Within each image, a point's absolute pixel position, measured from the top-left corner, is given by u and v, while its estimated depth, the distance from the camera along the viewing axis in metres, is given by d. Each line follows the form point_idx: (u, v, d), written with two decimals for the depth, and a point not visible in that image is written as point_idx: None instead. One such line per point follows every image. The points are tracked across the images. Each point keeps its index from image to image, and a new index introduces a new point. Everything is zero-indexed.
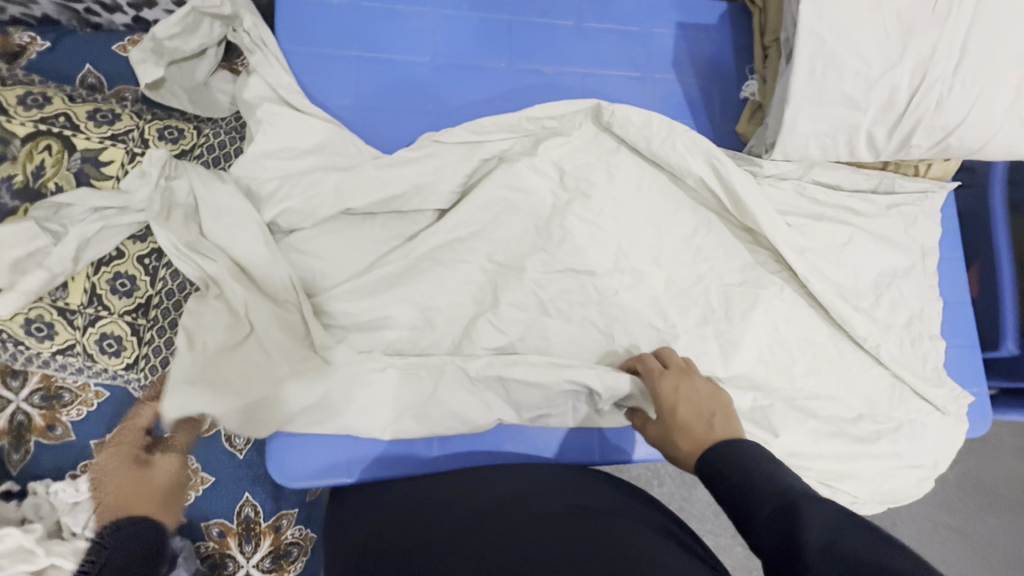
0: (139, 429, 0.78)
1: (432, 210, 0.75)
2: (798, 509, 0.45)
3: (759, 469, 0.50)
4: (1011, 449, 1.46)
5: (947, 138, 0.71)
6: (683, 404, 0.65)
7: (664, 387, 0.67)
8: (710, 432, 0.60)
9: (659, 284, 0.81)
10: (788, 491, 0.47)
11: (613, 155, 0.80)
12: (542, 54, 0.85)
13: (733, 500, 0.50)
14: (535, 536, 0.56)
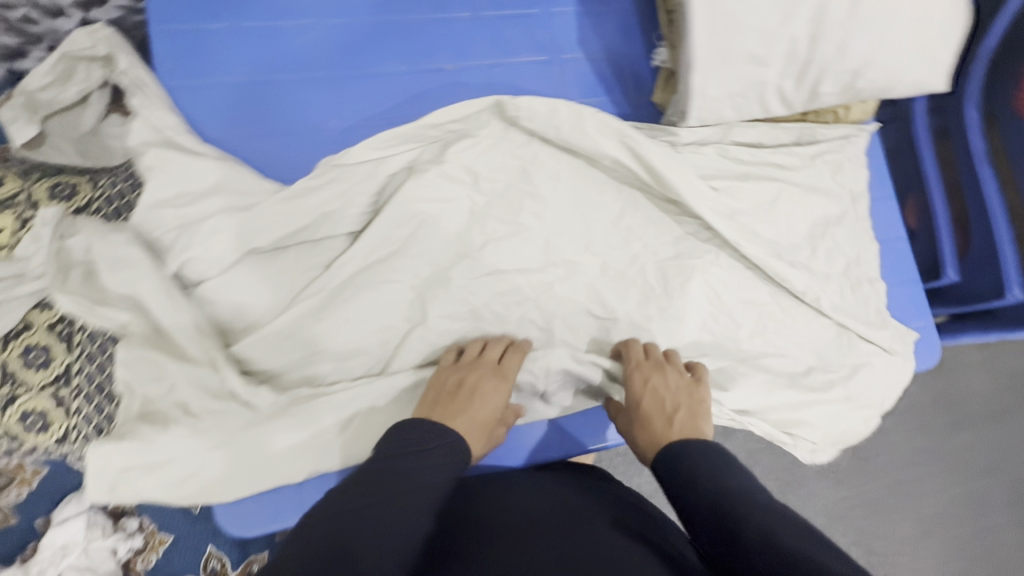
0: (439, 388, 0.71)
1: (347, 235, 0.73)
2: (737, 508, 0.52)
3: (709, 470, 0.58)
4: (979, 365, 1.51)
5: (855, 82, 0.70)
6: (651, 400, 0.72)
7: (636, 381, 0.74)
8: (669, 431, 0.68)
9: (594, 270, 0.81)
10: (732, 493, 0.54)
11: (525, 149, 0.78)
12: (445, 50, 0.82)
13: (686, 497, 0.57)
14: (511, 549, 0.55)
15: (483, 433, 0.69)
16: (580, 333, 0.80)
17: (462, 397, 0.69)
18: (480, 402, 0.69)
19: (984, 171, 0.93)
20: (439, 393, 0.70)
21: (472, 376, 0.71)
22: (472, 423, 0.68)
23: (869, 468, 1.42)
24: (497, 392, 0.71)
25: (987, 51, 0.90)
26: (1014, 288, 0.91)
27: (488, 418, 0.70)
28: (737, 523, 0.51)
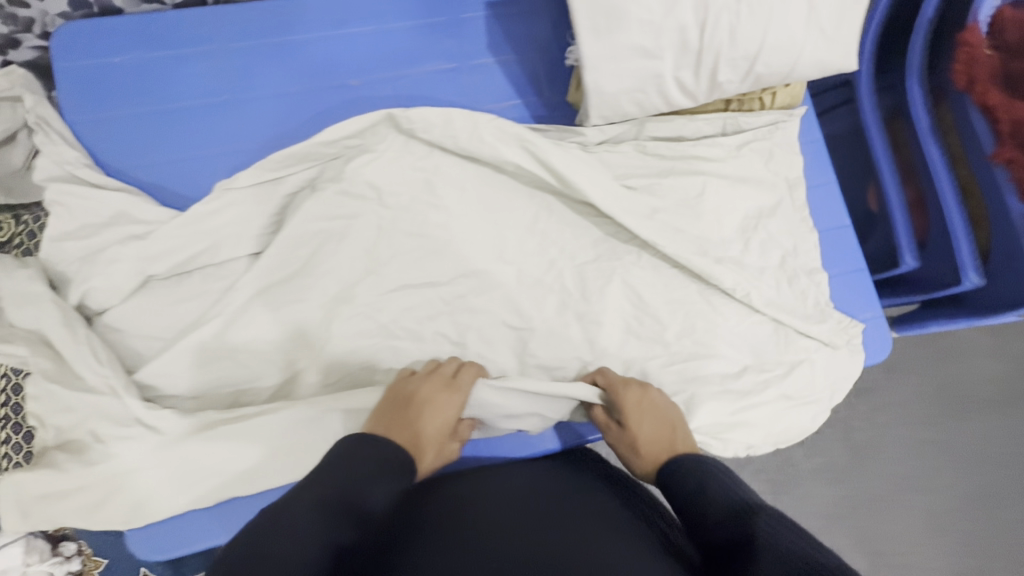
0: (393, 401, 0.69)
1: (247, 256, 0.72)
2: (753, 515, 0.53)
3: (722, 483, 0.59)
4: (982, 351, 1.41)
5: (754, 67, 0.66)
6: (647, 419, 0.72)
7: (631, 401, 0.73)
8: (676, 449, 0.69)
9: (509, 278, 0.80)
10: (747, 504, 0.55)
11: (428, 160, 0.77)
12: (347, 65, 0.82)
13: (698, 503, 0.58)
14: (522, 528, 0.57)
15: (431, 447, 0.67)
16: (494, 342, 0.79)
17: (411, 406, 0.67)
18: (431, 413, 0.67)
19: (931, 148, 0.84)
20: (391, 402, 0.68)
21: (424, 388, 0.69)
22: (421, 435, 0.66)
23: (871, 466, 1.34)
24: (448, 405, 0.69)
25: (925, 21, 0.82)
26: (969, 273, 0.83)
27: (438, 431, 0.68)
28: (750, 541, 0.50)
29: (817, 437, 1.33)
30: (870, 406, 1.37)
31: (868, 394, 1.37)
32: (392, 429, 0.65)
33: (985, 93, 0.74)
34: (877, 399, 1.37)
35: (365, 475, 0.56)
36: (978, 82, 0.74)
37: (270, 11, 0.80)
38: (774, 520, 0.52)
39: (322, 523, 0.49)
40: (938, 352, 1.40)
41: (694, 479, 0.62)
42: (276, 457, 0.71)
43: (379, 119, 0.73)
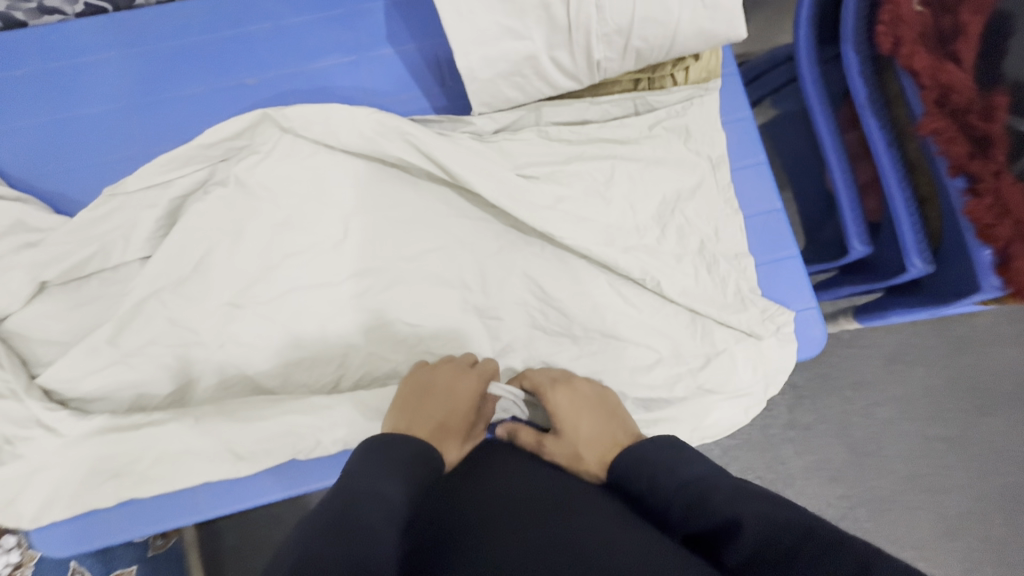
0: (412, 395, 0.66)
1: (138, 259, 0.73)
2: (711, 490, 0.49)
3: (671, 465, 0.54)
4: (994, 337, 1.28)
5: (631, 42, 0.62)
6: (585, 416, 0.67)
7: (560, 402, 0.69)
8: (617, 436, 0.65)
9: (409, 273, 0.77)
10: (702, 481, 0.50)
11: (314, 159, 0.75)
12: (243, 64, 0.81)
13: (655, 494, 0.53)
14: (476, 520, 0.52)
15: (456, 437, 0.64)
16: (396, 343, 0.76)
17: (431, 397, 0.65)
18: (451, 404, 0.65)
19: (869, 121, 0.75)
20: (409, 396, 0.65)
21: (441, 378, 0.67)
22: (443, 425, 0.63)
23: (869, 463, 1.24)
24: (472, 386, 0.68)
25: None
26: (915, 259, 0.74)
27: (460, 422, 0.65)
28: (727, 522, 0.45)
29: (810, 432, 1.23)
30: (870, 400, 1.26)
31: (867, 389, 1.26)
32: (414, 421, 0.61)
33: (909, 55, 0.65)
34: (877, 393, 1.26)
35: (369, 474, 0.50)
36: (903, 44, 0.65)
37: (164, 15, 0.80)
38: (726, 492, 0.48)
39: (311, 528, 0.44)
40: (940, 340, 1.28)
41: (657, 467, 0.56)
42: (163, 466, 0.68)
43: (258, 118, 0.73)
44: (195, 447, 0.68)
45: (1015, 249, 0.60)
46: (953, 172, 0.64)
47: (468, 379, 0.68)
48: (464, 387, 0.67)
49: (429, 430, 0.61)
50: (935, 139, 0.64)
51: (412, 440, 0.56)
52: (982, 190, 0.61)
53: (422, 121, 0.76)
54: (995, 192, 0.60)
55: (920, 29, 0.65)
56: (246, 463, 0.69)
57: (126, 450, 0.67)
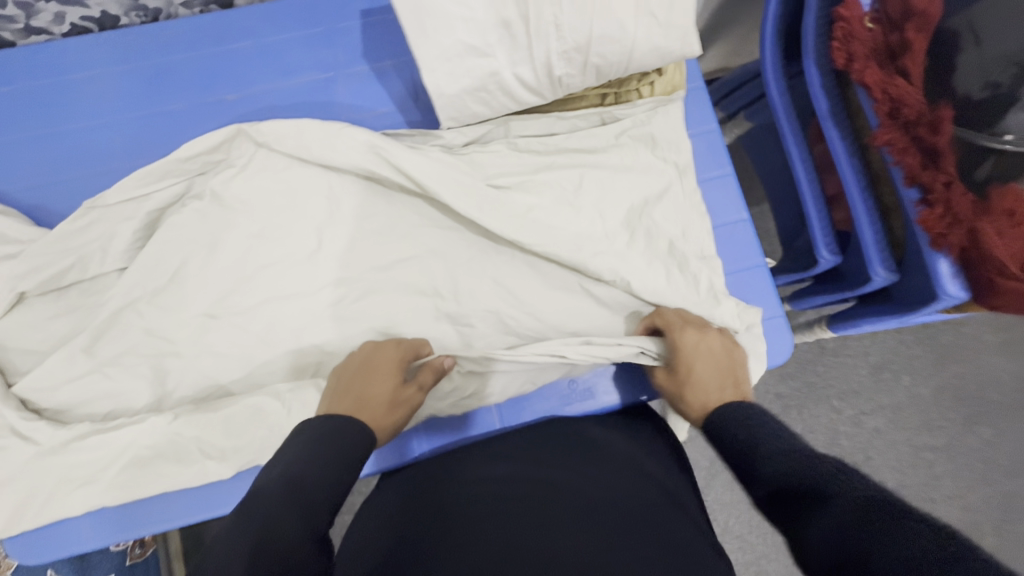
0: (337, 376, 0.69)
1: (115, 270, 0.75)
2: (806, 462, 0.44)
3: (770, 437, 0.50)
4: (982, 347, 1.27)
5: (589, 59, 0.64)
6: (704, 364, 0.67)
7: (688, 342, 0.69)
8: (727, 391, 0.64)
9: (383, 282, 0.78)
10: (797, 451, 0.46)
11: (288, 173, 0.77)
12: (223, 81, 0.83)
13: (745, 466, 0.49)
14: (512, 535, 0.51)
15: (381, 409, 0.64)
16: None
17: (354, 375, 0.66)
18: (368, 379, 0.66)
19: (831, 134, 0.76)
20: (334, 383, 0.67)
21: (361, 359, 0.69)
22: (363, 398, 0.63)
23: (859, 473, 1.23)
24: (386, 352, 0.69)
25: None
26: (878, 268, 0.75)
27: (381, 392, 0.65)
28: (813, 491, 0.41)
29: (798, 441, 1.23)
30: (858, 410, 1.26)
31: (856, 398, 1.26)
32: (334, 400, 0.63)
33: (861, 71, 0.69)
34: (865, 402, 1.26)
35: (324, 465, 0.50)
36: (855, 61, 0.70)
37: (146, 34, 0.83)
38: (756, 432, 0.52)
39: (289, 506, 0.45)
40: (926, 350, 1.28)
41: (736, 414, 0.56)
42: (137, 470, 0.70)
43: (233, 134, 0.75)
44: (171, 453, 0.70)
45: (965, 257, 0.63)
46: (908, 182, 0.67)
47: (384, 347, 0.70)
48: (382, 355, 0.69)
49: (349, 406, 0.62)
50: (890, 149, 0.67)
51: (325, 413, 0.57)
52: (933, 199, 0.65)
53: (393, 136, 0.78)
54: (945, 203, 0.63)
55: (871, 46, 0.69)
56: (217, 468, 0.71)
57: (102, 456, 0.69)
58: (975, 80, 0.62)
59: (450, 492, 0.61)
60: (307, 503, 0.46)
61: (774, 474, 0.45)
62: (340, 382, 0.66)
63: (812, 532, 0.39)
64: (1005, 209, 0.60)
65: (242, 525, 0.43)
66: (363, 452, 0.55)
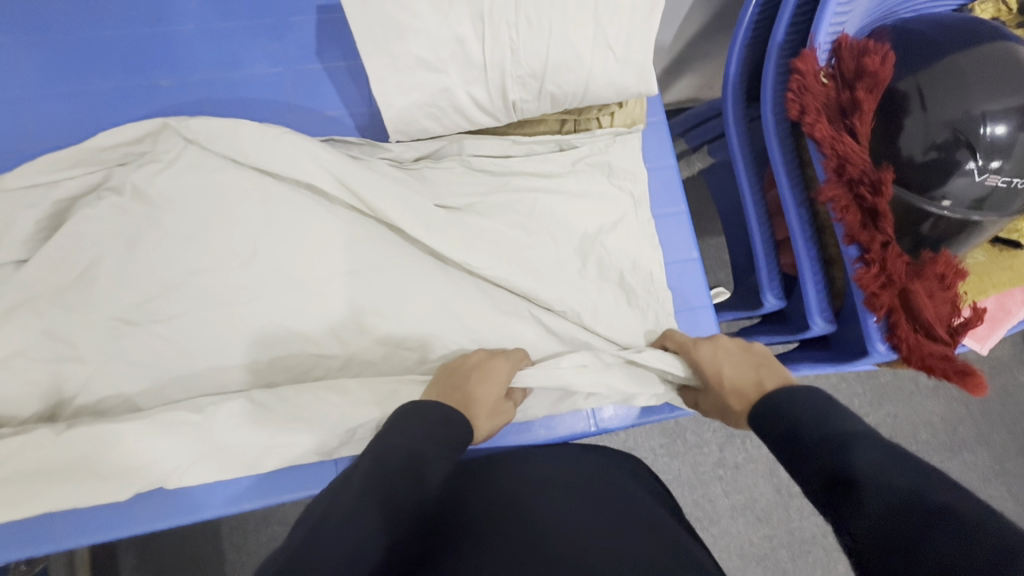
0: (449, 366, 0.67)
1: (11, 262, 0.68)
2: (853, 446, 0.43)
3: (815, 418, 0.49)
4: (917, 390, 1.32)
5: (545, 87, 0.62)
6: (729, 367, 0.65)
7: (702, 356, 0.68)
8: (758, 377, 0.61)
9: (318, 294, 0.73)
10: (843, 435, 0.45)
11: (220, 174, 0.71)
12: (158, 66, 0.78)
13: (790, 449, 0.49)
14: (556, 523, 0.53)
15: (484, 410, 0.63)
16: (301, 370, 0.72)
17: (463, 372, 0.65)
18: (478, 378, 0.65)
19: (782, 182, 0.76)
20: (441, 374, 0.66)
21: (473, 359, 0.67)
22: (470, 396, 0.63)
23: (796, 504, 1.25)
24: (501, 370, 0.66)
25: (774, 48, 0.74)
26: (816, 318, 0.76)
27: (488, 393, 0.64)
28: (852, 484, 0.41)
29: (739, 472, 1.24)
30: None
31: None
32: (443, 391, 0.62)
33: (812, 124, 0.67)
34: None
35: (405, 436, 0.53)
36: (807, 113, 0.68)
37: (73, 4, 0.77)
38: (806, 411, 0.50)
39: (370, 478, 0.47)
40: (867, 389, 1.31)
41: (780, 397, 0.54)
42: (13, 488, 0.62)
43: (160, 128, 0.72)
44: (54, 471, 0.63)
45: (897, 317, 0.64)
46: (848, 240, 0.67)
47: (500, 359, 0.67)
48: (498, 368, 0.66)
49: (457, 400, 0.62)
50: (833, 206, 0.67)
51: (426, 407, 0.57)
52: (870, 258, 0.65)
53: (340, 147, 0.75)
54: (881, 262, 0.64)
55: (823, 101, 0.69)
56: (111, 489, 0.64)
57: None
58: (918, 142, 0.63)
59: (483, 487, 0.61)
60: (383, 494, 0.47)
61: (817, 467, 0.45)
62: (451, 376, 0.65)
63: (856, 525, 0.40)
64: (937, 272, 0.63)
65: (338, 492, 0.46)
66: (439, 434, 0.55)
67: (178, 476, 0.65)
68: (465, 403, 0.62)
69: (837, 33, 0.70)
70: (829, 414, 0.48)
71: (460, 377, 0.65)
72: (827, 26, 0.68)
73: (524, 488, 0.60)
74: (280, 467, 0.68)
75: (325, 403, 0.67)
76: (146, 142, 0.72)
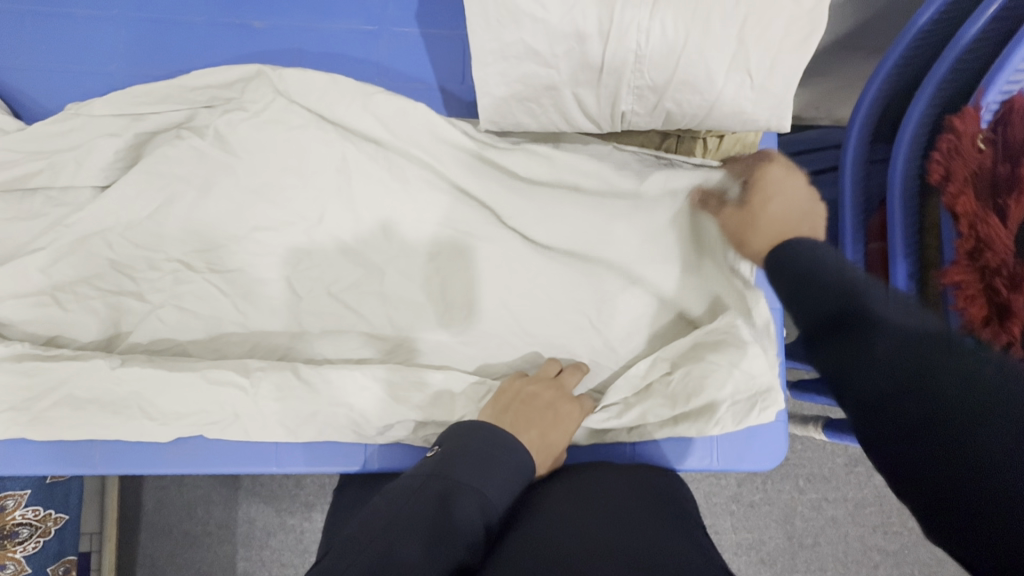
0: (523, 395, 0.63)
1: (91, 190, 0.68)
2: (817, 283, 0.44)
3: (839, 277, 0.44)
4: None
5: (663, 102, 0.59)
6: (778, 191, 0.57)
7: (764, 175, 0.60)
8: (806, 226, 0.54)
9: (376, 271, 0.70)
10: (835, 275, 0.44)
11: (300, 131, 0.69)
12: (252, 6, 0.75)
13: (802, 276, 0.46)
14: (619, 539, 0.51)
15: (550, 455, 0.62)
16: (345, 345, 0.69)
17: (538, 408, 0.62)
18: (553, 423, 0.62)
19: (896, 236, 0.65)
20: (513, 398, 0.63)
21: (548, 393, 0.63)
22: (543, 439, 0.61)
23: (824, 552, 1.10)
24: (572, 417, 0.64)
25: (928, 88, 0.63)
26: None
27: (559, 440, 0.62)
28: (844, 314, 0.41)
29: (753, 511, 1.10)
30: (821, 495, 1.11)
31: (822, 483, 1.11)
32: (516, 425, 0.60)
33: (955, 195, 0.60)
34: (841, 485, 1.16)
35: (440, 463, 0.52)
36: (951, 181, 0.61)
37: None
38: (851, 283, 0.43)
39: (403, 509, 0.47)
40: None
41: (800, 252, 0.49)
42: (65, 410, 0.64)
43: (254, 75, 0.69)
44: (102, 403, 0.64)
45: None
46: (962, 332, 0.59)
47: (575, 406, 0.64)
48: (570, 416, 0.64)
49: (530, 439, 0.60)
50: (956, 291, 0.60)
51: (487, 431, 0.56)
52: None
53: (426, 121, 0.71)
54: None
55: (975, 170, 0.61)
56: (154, 431, 0.65)
57: (28, 389, 0.63)
58: None
59: (541, 500, 0.58)
60: (421, 524, 0.47)
61: (817, 303, 0.43)
62: (525, 412, 0.61)
63: (802, 320, 0.45)
64: None
65: (379, 519, 0.47)
66: (483, 446, 0.55)
67: (217, 430, 0.65)
68: (538, 449, 0.61)
69: (1011, 91, 0.60)
70: (842, 274, 0.44)
71: (535, 414, 0.61)
72: (1002, 82, 0.58)
73: (586, 504, 0.58)
74: (310, 436, 0.67)
75: (368, 385, 0.65)
76: (240, 87, 0.70)
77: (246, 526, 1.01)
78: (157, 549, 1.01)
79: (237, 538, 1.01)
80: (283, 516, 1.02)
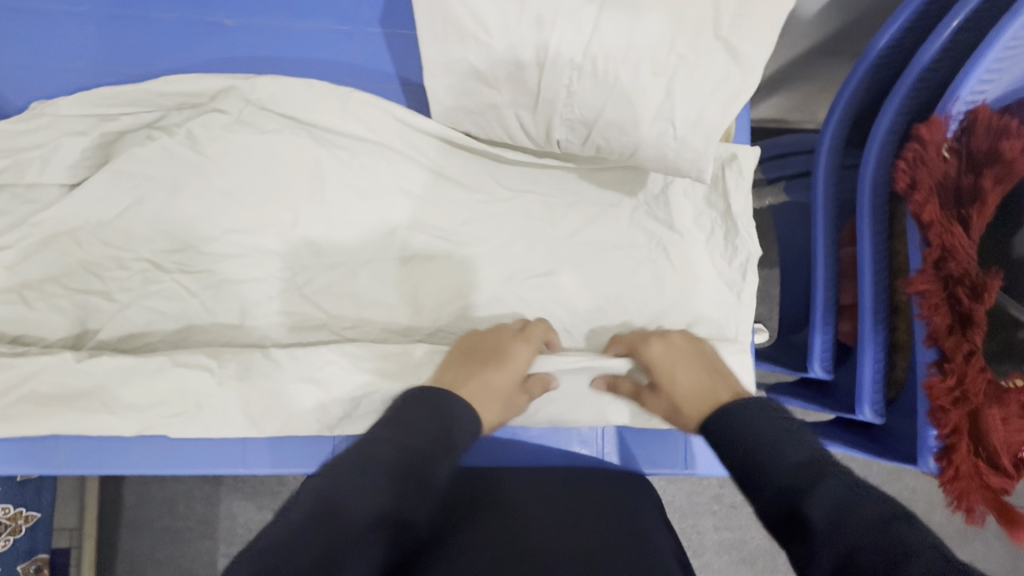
0: (463, 347, 0.64)
1: (58, 187, 0.67)
2: (750, 447, 0.52)
3: (763, 438, 0.51)
4: None
5: (592, 135, 0.59)
6: (681, 368, 0.62)
7: (655, 353, 0.64)
8: (718, 389, 0.60)
9: (346, 270, 0.70)
10: (767, 444, 0.50)
11: (270, 131, 0.69)
12: (223, 3, 0.74)
13: (735, 450, 0.53)
14: (584, 544, 0.53)
15: (495, 399, 0.61)
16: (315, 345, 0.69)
17: (476, 357, 0.62)
18: (493, 365, 0.61)
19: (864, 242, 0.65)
20: (456, 355, 0.63)
21: (490, 339, 0.64)
22: (485, 387, 0.60)
23: None
24: (517, 357, 0.62)
25: (897, 97, 0.63)
26: (865, 408, 0.67)
27: (505, 383, 0.61)
28: (755, 473, 0.49)
29: (735, 511, 1.10)
30: None
31: None
32: (455, 380, 0.60)
33: (920, 204, 0.60)
34: None
35: (417, 431, 0.52)
36: (917, 190, 0.61)
37: None
38: (764, 440, 0.51)
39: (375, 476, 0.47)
40: None
41: (747, 425, 0.53)
42: (27, 409, 0.63)
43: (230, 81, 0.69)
44: (65, 402, 0.63)
45: (959, 439, 0.57)
46: (927, 341, 0.60)
47: (521, 344, 0.64)
48: (513, 353, 0.62)
49: (471, 389, 0.60)
50: (921, 301, 0.60)
51: (424, 390, 0.56)
52: (949, 368, 0.57)
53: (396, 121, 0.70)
54: (960, 376, 0.56)
55: (939, 179, 0.61)
56: (117, 430, 0.64)
57: None
58: None
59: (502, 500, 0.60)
60: (390, 490, 0.47)
61: (765, 475, 0.49)
62: (464, 362, 0.62)
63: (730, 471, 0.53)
64: (1018, 400, 0.55)
65: (352, 474, 0.47)
66: (450, 422, 0.54)
67: (183, 429, 0.65)
68: (479, 392, 0.60)
69: (974, 103, 0.61)
70: (764, 439, 0.51)
71: (474, 362, 0.62)
72: (966, 93, 0.59)
73: (550, 507, 0.59)
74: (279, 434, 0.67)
75: (335, 385, 0.65)
76: (210, 98, 0.69)
77: (227, 523, 1.02)
78: (136, 545, 1.01)
79: (218, 534, 1.01)
80: (264, 512, 1.02)
